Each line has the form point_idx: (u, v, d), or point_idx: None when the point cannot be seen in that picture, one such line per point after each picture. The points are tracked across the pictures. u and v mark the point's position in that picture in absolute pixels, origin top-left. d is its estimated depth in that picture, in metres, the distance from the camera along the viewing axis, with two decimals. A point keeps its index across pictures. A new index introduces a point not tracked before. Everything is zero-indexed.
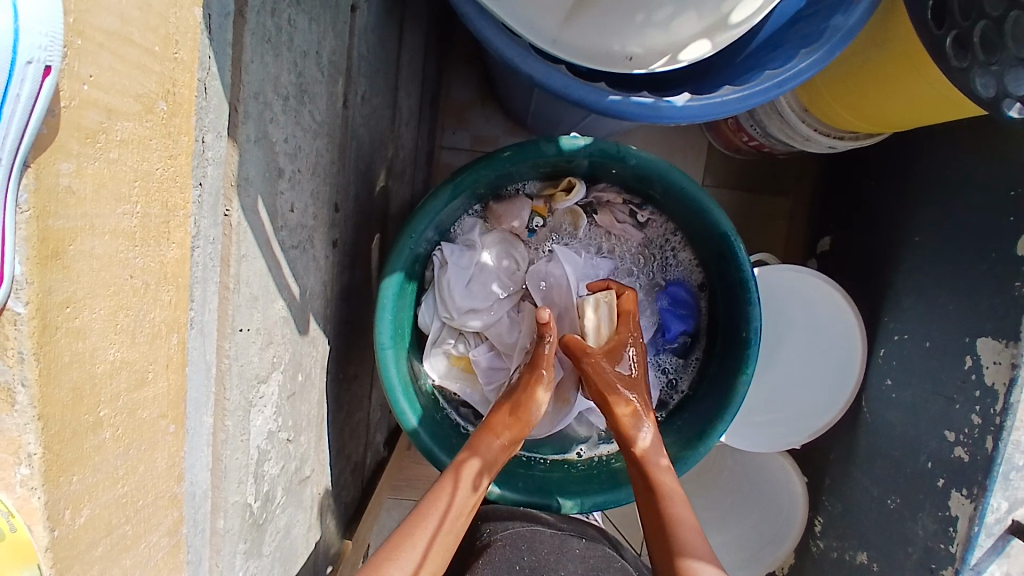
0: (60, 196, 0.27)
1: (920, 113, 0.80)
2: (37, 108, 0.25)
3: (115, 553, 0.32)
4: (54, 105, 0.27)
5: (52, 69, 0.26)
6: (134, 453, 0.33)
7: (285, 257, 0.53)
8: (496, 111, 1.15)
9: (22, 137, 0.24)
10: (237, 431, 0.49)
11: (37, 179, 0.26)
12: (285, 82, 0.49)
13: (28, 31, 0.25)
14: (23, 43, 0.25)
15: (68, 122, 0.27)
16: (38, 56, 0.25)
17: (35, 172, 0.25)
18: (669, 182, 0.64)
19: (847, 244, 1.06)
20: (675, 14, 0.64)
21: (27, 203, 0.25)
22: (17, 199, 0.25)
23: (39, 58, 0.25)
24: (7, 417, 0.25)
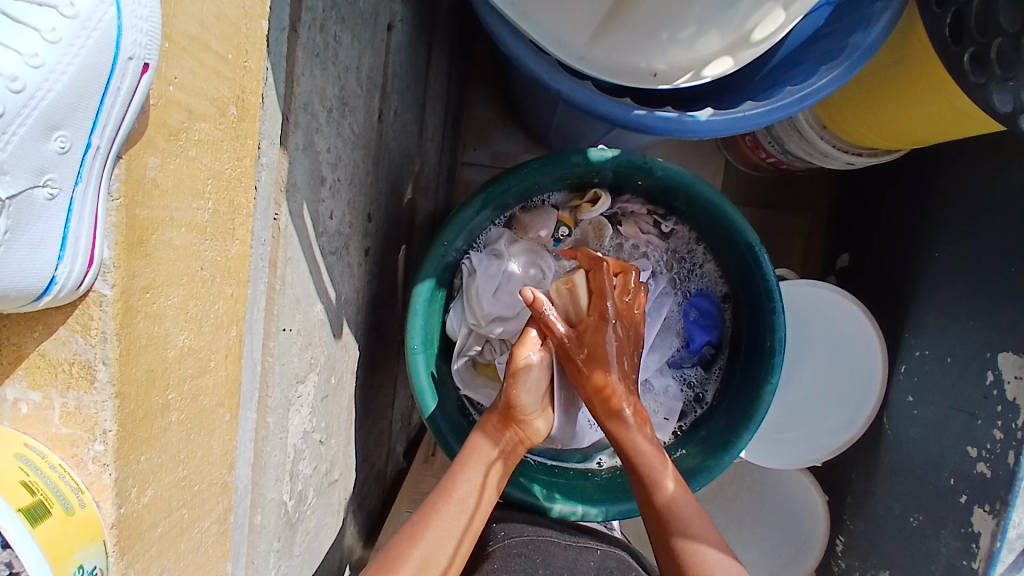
0: (145, 187, 0.29)
1: (942, 129, 0.80)
2: (134, 102, 0.28)
3: (175, 535, 0.33)
4: (145, 103, 0.29)
5: (149, 66, 0.29)
6: (195, 438, 0.34)
7: (323, 262, 0.56)
8: (517, 129, 1.17)
9: (117, 131, 0.27)
10: (277, 428, 0.50)
11: (127, 169, 0.28)
12: (330, 95, 0.51)
13: (130, 29, 0.28)
14: (124, 42, 0.28)
15: (155, 119, 0.30)
16: (138, 53, 0.28)
17: (126, 163, 0.28)
18: (694, 192, 0.65)
19: (867, 260, 1.06)
20: (698, 33, 0.66)
21: (117, 191, 0.28)
22: (109, 186, 0.28)
23: (139, 55, 0.28)
24: (87, 394, 0.27)
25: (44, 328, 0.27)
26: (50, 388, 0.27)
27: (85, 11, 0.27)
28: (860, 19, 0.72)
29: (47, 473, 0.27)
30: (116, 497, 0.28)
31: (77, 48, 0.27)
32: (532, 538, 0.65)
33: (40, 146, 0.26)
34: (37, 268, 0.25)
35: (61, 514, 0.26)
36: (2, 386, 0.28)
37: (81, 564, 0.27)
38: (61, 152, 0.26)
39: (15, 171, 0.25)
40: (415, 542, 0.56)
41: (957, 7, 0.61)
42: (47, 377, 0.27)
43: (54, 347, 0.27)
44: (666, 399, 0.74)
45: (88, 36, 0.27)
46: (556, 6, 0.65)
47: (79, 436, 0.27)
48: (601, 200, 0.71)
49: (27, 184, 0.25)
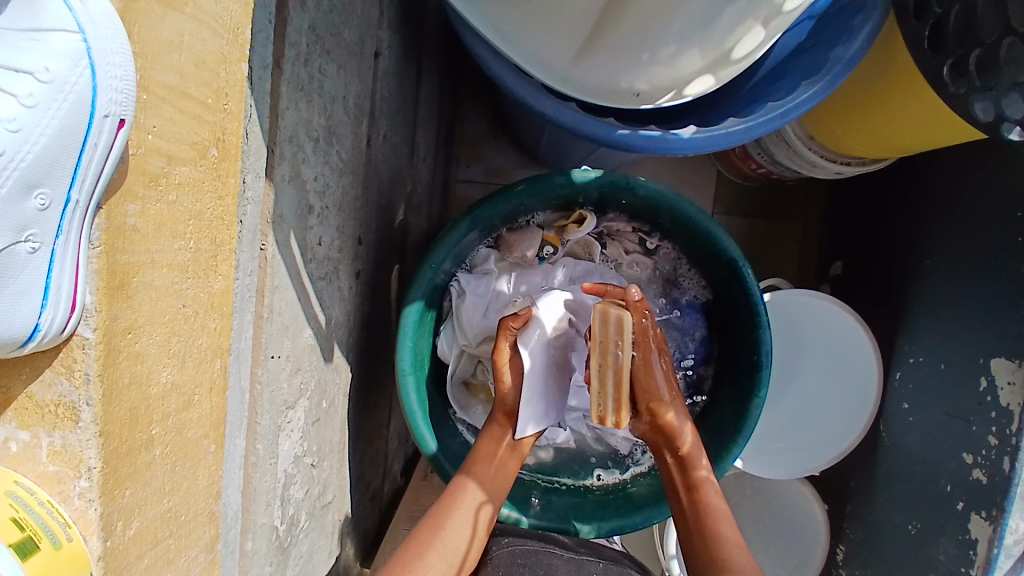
0: (125, 234, 0.30)
1: (925, 136, 0.81)
2: (113, 153, 0.29)
3: (162, 566, 0.34)
4: (124, 153, 0.30)
5: (125, 121, 0.30)
6: (180, 470, 0.35)
7: (312, 288, 0.56)
8: (509, 146, 1.19)
9: (96, 184, 0.28)
10: (266, 454, 0.51)
11: (108, 219, 0.29)
12: (316, 125, 0.53)
13: (104, 89, 0.29)
14: (100, 101, 0.29)
15: (135, 167, 0.31)
16: (113, 110, 0.29)
17: (106, 213, 0.29)
18: (677, 210, 0.66)
19: (860, 269, 1.07)
20: (679, 52, 0.67)
21: (97, 239, 0.29)
22: (90, 236, 0.29)
23: (115, 112, 0.30)
24: (72, 434, 0.28)
25: (31, 371, 0.28)
26: (37, 428, 0.28)
27: (60, 76, 0.29)
28: (841, 33, 0.74)
29: (35, 509, 0.27)
30: (102, 531, 0.29)
31: (55, 110, 0.29)
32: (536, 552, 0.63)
33: (22, 204, 0.27)
34: (22, 317, 0.26)
35: (50, 548, 0.27)
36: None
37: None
38: (41, 210, 0.27)
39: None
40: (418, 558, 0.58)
41: (936, 18, 0.62)
42: (35, 418, 0.28)
43: (40, 389, 0.28)
44: None
45: (63, 100, 0.29)
46: (537, 32, 0.66)
47: (66, 473, 0.28)
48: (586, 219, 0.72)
49: (9, 240, 0.27)
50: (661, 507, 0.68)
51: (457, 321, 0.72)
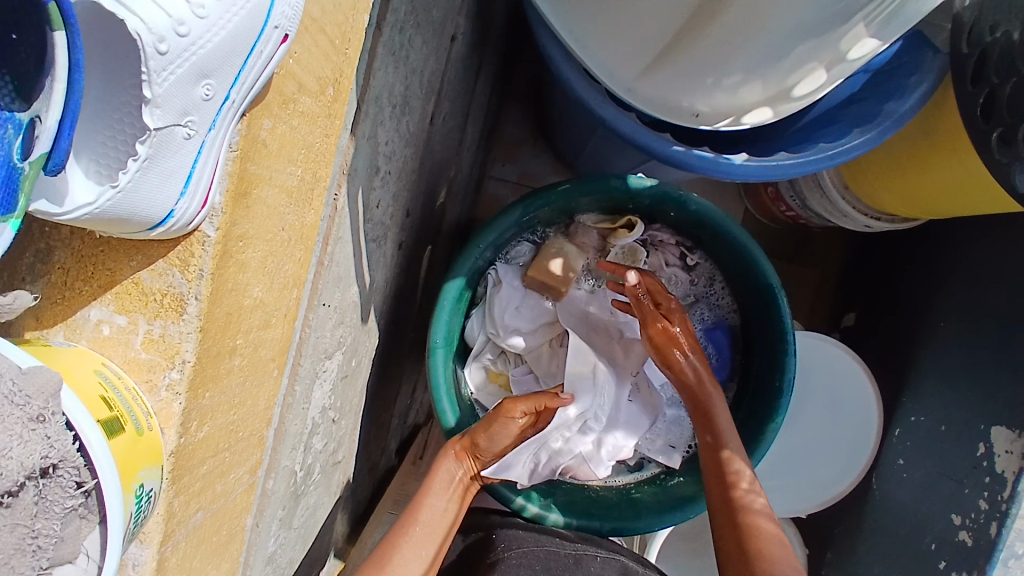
0: (256, 146, 0.32)
1: (963, 201, 0.83)
2: (268, 68, 0.31)
3: (217, 476, 0.35)
4: (274, 69, 0.32)
5: (288, 37, 0.32)
6: (249, 387, 0.36)
7: (365, 247, 0.58)
8: (545, 151, 1.21)
9: (252, 89, 0.31)
10: (302, 398, 0.52)
11: (248, 126, 0.31)
12: (396, 92, 0.55)
13: (279, 2, 0.31)
14: (274, 12, 0.30)
15: (274, 87, 0.32)
16: (283, 24, 0.31)
17: (248, 120, 0.31)
18: (723, 230, 0.68)
19: (874, 322, 1.09)
20: (742, 82, 0.68)
21: (235, 144, 0.31)
22: (230, 139, 0.31)
23: (283, 26, 0.31)
24: (175, 324, 0.29)
25: (142, 258, 0.30)
26: (137, 315, 0.30)
27: None
28: (894, 89, 0.76)
29: (122, 393, 0.28)
30: (180, 426, 0.30)
31: (238, 9, 0.29)
32: (530, 543, 0.65)
33: (190, 90, 0.28)
34: (163, 197, 0.28)
35: (133, 433, 0.28)
36: (88, 309, 0.30)
37: (143, 483, 0.28)
38: (205, 99, 0.29)
39: (166, 106, 0.28)
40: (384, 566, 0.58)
41: (991, 87, 0.64)
42: (138, 305, 0.30)
43: (150, 276, 0.30)
44: (673, 431, 0.76)
45: (244, 3, 0.29)
46: (611, 40, 0.68)
47: (158, 362, 0.30)
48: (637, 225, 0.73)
49: (172, 120, 0.28)
50: (665, 517, 0.69)
51: (490, 307, 0.73)
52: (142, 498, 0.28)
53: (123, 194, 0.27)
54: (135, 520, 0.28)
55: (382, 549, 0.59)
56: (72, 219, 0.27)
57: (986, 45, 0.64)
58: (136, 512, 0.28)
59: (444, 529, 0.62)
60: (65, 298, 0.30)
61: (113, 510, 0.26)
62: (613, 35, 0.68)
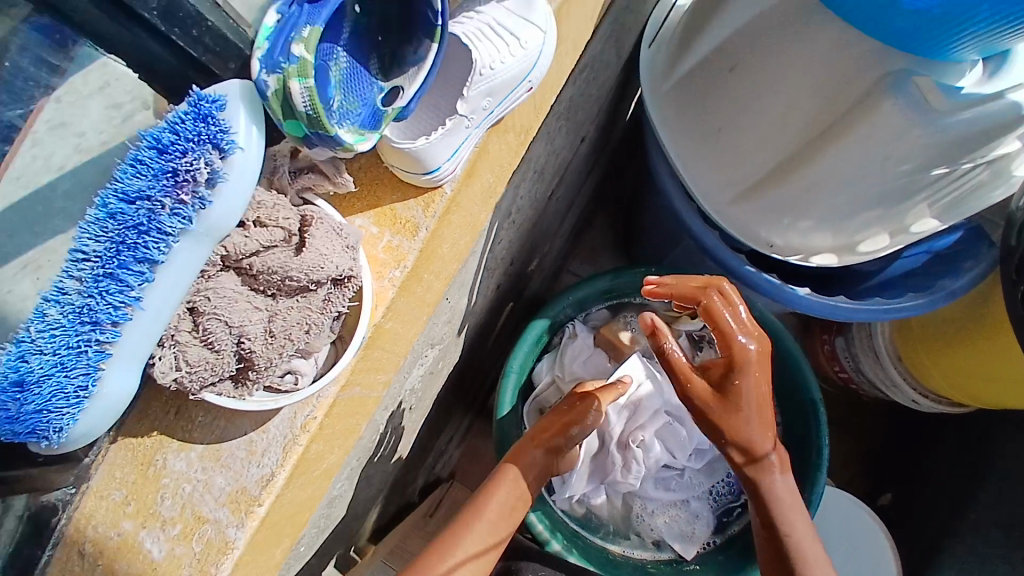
0: (485, 150, 0.52)
1: (1007, 393, 0.90)
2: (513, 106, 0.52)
3: (367, 376, 0.46)
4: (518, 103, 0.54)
5: (529, 88, 0.53)
6: (406, 320, 0.49)
7: (482, 271, 0.72)
8: (623, 261, 1.36)
9: (501, 113, 0.51)
10: (406, 367, 0.63)
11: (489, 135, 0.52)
12: (542, 161, 0.71)
13: (533, 71, 0.52)
14: (530, 76, 0.52)
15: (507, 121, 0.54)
16: (530, 82, 0.52)
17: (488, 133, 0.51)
18: (779, 342, 0.78)
19: (909, 496, 1.12)
20: (814, 228, 0.81)
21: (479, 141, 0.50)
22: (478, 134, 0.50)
23: (530, 83, 0.53)
24: (407, 240, 0.47)
25: (405, 194, 0.48)
26: (387, 227, 0.48)
27: (526, 52, 0.51)
28: (950, 270, 0.86)
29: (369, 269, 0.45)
30: (386, 306, 0.45)
31: (517, 68, 0.50)
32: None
33: (478, 102, 0.49)
34: (440, 155, 0.46)
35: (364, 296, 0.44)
36: (357, 217, 0.48)
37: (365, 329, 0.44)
38: (483, 108, 0.49)
39: (468, 104, 0.48)
40: (446, 554, 0.59)
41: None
42: (389, 222, 0.48)
43: (403, 208, 0.48)
44: (697, 522, 0.81)
45: (521, 65, 0.51)
46: (712, 167, 0.82)
47: (388, 262, 0.46)
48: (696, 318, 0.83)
49: (466, 113, 0.48)
50: None
51: (561, 355, 0.83)
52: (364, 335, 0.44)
53: (429, 143, 0.45)
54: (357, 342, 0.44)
55: (443, 539, 0.60)
56: (397, 148, 0.45)
57: None
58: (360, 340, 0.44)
59: (503, 532, 0.63)
60: (346, 207, 0.48)
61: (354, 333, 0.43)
62: (710, 163, 0.82)
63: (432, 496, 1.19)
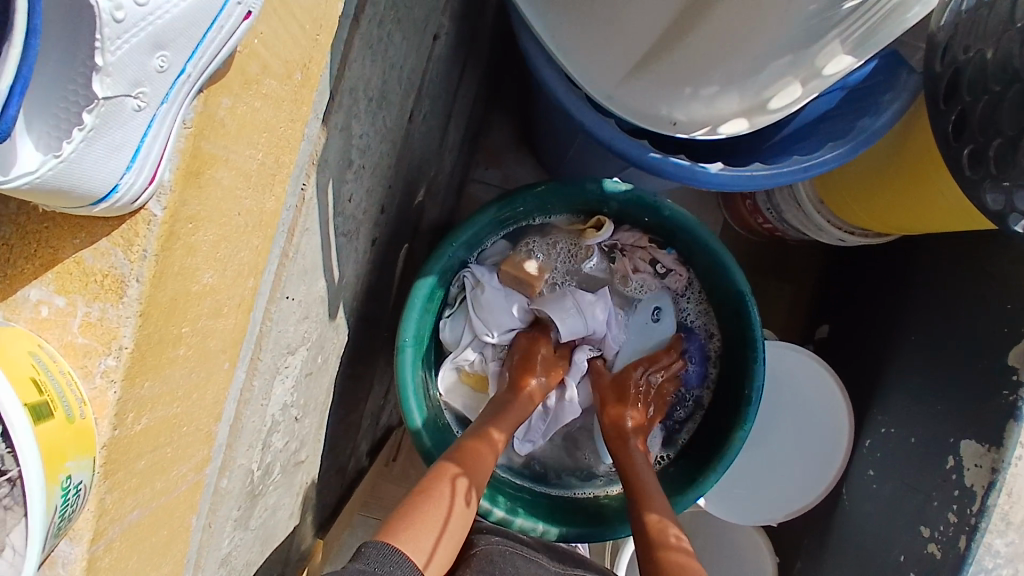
0: (216, 126, 0.31)
1: (938, 220, 0.83)
2: (230, 43, 0.30)
3: (158, 473, 0.35)
4: (232, 53, 0.30)
5: (251, 14, 0.30)
6: (198, 381, 0.35)
7: (334, 242, 0.57)
8: (530, 156, 1.21)
9: (211, 62, 0.29)
10: (259, 393, 0.51)
11: (203, 104, 0.30)
12: (374, 86, 0.53)
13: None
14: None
15: (238, 65, 0.31)
16: (246, 0, 0.29)
17: (204, 97, 0.30)
18: (698, 237, 0.70)
19: (844, 335, 1.10)
20: (720, 93, 0.68)
21: (190, 120, 0.29)
22: (184, 114, 0.29)
23: (245, 3, 0.30)
24: (112, 308, 0.28)
25: (87, 237, 0.29)
26: (75, 296, 0.29)
27: None
28: (869, 105, 0.76)
29: (56, 376, 0.27)
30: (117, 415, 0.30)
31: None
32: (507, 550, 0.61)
33: (145, 60, 0.27)
34: (104, 172, 0.27)
35: (64, 419, 0.27)
36: (29, 288, 0.29)
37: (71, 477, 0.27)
38: (160, 71, 0.27)
39: (119, 75, 0.26)
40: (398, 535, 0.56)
41: (964, 106, 0.64)
42: (76, 285, 0.29)
43: (93, 256, 0.29)
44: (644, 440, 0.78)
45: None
46: (593, 45, 0.68)
47: (94, 348, 0.29)
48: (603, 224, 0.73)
49: (124, 91, 0.26)
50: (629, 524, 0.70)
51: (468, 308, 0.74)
52: (69, 491, 0.28)
53: (66, 165, 0.25)
54: (62, 513, 0.28)
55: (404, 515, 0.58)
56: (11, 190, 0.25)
57: (959, 64, 0.64)
58: (61, 505, 0.27)
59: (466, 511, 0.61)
60: (7, 275, 0.29)
61: (33, 501, 0.26)
62: (594, 40, 0.67)
63: (381, 457, 1.10)
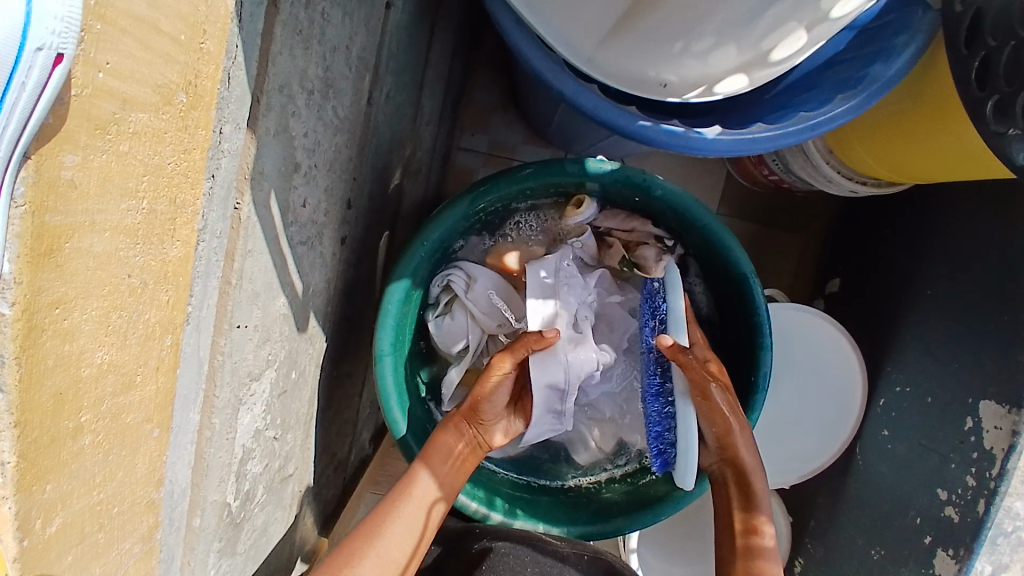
0: (60, 189, 0.25)
1: (956, 170, 0.76)
2: (45, 96, 0.23)
3: (87, 560, 0.31)
4: (63, 94, 0.25)
5: (63, 56, 0.24)
6: (114, 459, 0.31)
7: (291, 253, 0.52)
8: (516, 119, 1.13)
9: (23, 126, 0.23)
10: (223, 429, 0.47)
11: (36, 172, 0.24)
12: (312, 76, 0.47)
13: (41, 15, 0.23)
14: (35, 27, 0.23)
15: (77, 111, 0.25)
16: (49, 43, 0.23)
17: (34, 163, 0.23)
18: (693, 215, 0.66)
19: (858, 288, 1.03)
20: (715, 46, 0.60)
21: (23, 197, 0.23)
22: (12, 193, 0.23)
23: (50, 45, 0.23)
24: None
25: None
26: None
27: None
28: (879, 50, 0.68)
29: None
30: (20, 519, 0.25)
31: None
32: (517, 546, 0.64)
33: None
34: None
35: None
36: None
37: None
38: None
39: None
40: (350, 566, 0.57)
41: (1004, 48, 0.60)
42: None
43: None
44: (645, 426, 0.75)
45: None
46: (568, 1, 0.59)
47: None
48: (586, 203, 0.70)
49: None
50: (631, 519, 0.70)
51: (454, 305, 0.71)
52: None
53: None
54: None
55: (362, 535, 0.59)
56: None
57: None
58: None
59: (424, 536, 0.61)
60: None
61: None
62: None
63: (384, 444, 1.08)
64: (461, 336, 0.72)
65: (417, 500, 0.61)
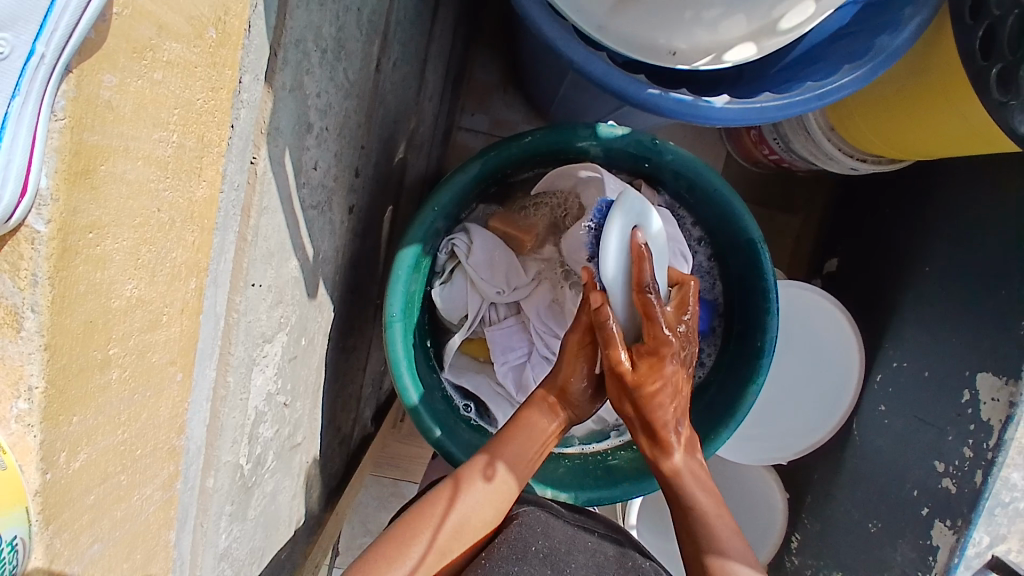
0: (99, 109, 0.25)
1: (954, 144, 0.77)
2: (92, 4, 0.24)
3: (112, 501, 0.31)
4: (106, 12, 0.25)
5: None
6: (139, 399, 0.32)
7: (303, 216, 0.52)
8: (518, 98, 1.12)
9: (69, 36, 0.23)
10: (237, 388, 0.46)
11: (78, 86, 0.24)
12: (325, 34, 0.46)
13: None
14: None
15: (118, 31, 0.25)
16: None
17: (77, 78, 0.24)
18: (702, 180, 0.66)
19: (857, 266, 1.04)
20: (724, 13, 0.60)
21: (63, 110, 0.23)
22: (53, 104, 0.23)
23: None
24: (12, 343, 0.23)
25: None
26: None
27: None
28: (888, 20, 0.68)
29: None
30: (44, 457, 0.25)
31: None
32: (531, 510, 0.63)
33: None
34: None
35: None
36: None
37: (2, 534, 0.24)
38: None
39: None
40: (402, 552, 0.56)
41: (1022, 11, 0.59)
42: None
43: None
44: None
45: None
46: None
47: (1, 390, 0.23)
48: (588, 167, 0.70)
49: None
50: (640, 484, 0.70)
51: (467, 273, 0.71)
52: (4, 549, 0.24)
53: None
54: None
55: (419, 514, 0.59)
56: None
57: None
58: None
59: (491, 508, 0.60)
60: None
61: None
62: None
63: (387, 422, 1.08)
64: (462, 306, 0.72)
65: (482, 472, 0.61)
